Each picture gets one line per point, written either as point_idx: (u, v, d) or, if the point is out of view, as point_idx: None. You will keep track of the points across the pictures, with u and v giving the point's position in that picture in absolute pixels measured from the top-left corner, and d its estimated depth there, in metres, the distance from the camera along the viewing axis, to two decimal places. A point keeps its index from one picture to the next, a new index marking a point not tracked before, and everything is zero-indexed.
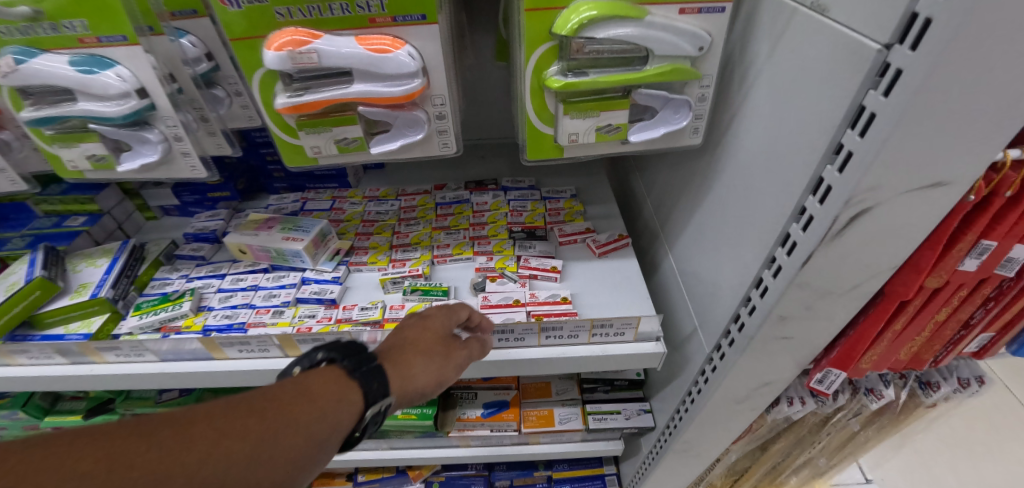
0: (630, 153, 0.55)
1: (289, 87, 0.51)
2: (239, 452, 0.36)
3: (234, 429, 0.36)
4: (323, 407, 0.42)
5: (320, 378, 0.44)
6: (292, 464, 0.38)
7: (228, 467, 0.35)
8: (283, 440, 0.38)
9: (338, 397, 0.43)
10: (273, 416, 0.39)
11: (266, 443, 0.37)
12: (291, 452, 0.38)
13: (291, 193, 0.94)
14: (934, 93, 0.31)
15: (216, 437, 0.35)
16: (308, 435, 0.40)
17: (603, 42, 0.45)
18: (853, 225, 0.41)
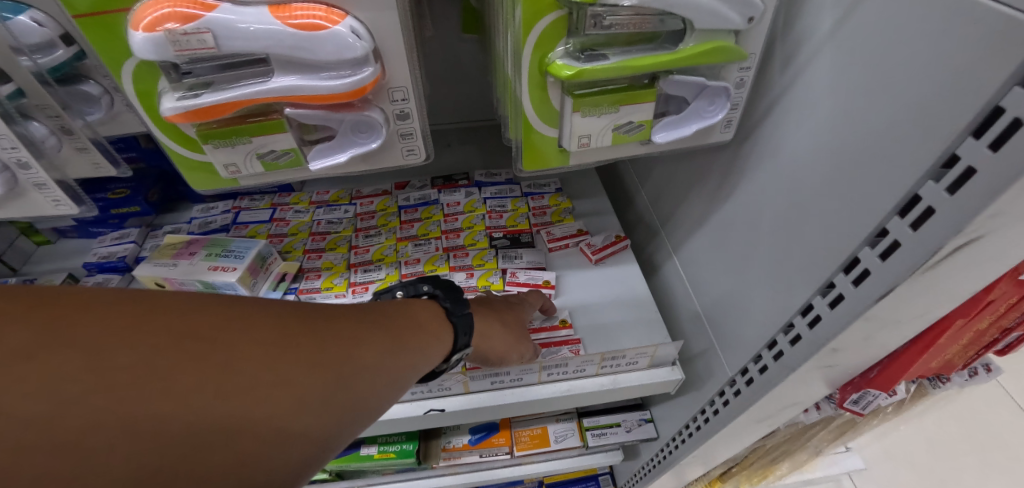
0: (650, 154, 0.44)
1: (183, 84, 0.36)
2: (375, 355, 0.37)
3: (369, 335, 0.38)
4: (430, 330, 0.44)
5: (424, 306, 0.46)
6: (410, 375, 0.40)
7: (368, 367, 0.37)
8: (403, 353, 0.40)
9: (440, 326, 0.45)
10: (393, 334, 0.40)
11: (394, 354, 0.39)
12: (411, 365, 0.40)
13: (220, 202, 0.78)
14: None
15: (357, 339, 0.37)
16: (421, 353, 0.42)
17: (626, 12, 0.33)
18: (954, 256, 0.31)
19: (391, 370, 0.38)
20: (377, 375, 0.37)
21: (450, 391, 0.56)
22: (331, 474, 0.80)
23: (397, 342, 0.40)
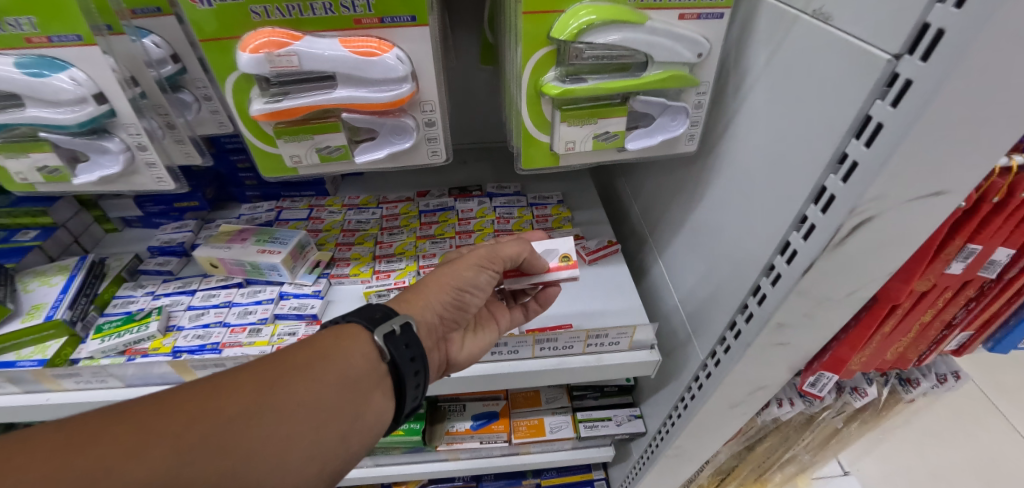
0: (627, 160, 0.54)
1: (267, 92, 0.48)
2: (270, 390, 0.40)
3: (261, 375, 0.40)
4: (337, 346, 0.45)
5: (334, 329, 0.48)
6: (330, 397, 0.42)
7: (265, 402, 0.39)
8: (305, 377, 0.42)
9: (350, 339, 0.47)
10: (289, 362, 0.42)
11: (313, 376, 0.42)
12: (323, 385, 0.42)
13: (264, 202, 0.88)
14: (947, 104, 0.31)
15: (248, 383, 0.39)
16: (346, 366, 0.45)
17: (601, 47, 0.44)
18: (856, 235, 0.40)
19: (301, 398, 0.41)
20: (283, 408, 0.39)
21: None
22: None
23: (297, 368, 0.42)
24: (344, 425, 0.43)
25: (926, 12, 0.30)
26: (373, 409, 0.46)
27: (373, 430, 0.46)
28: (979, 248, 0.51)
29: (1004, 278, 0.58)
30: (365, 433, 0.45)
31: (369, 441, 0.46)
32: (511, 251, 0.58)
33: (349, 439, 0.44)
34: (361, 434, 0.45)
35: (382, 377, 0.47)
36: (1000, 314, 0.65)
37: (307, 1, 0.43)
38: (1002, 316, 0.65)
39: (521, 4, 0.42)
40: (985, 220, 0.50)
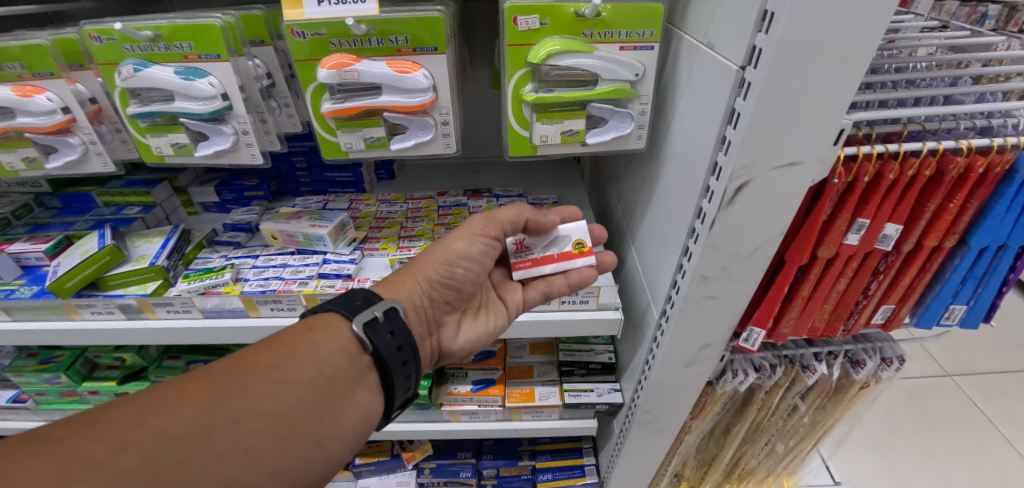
0: (590, 153, 0.72)
1: (333, 97, 0.68)
2: (241, 394, 0.49)
3: (232, 378, 0.50)
4: (310, 347, 0.56)
5: (312, 327, 0.58)
6: (304, 398, 0.53)
7: (236, 405, 0.48)
8: (275, 379, 0.52)
9: (322, 339, 0.57)
10: (263, 365, 0.52)
11: (298, 375, 0.53)
12: (294, 386, 0.52)
13: (314, 196, 1.08)
14: (770, 95, 0.48)
15: (218, 390, 0.49)
16: (326, 366, 0.56)
17: (564, 69, 0.63)
18: (740, 195, 0.56)
19: (274, 399, 0.50)
20: (262, 407, 0.49)
21: None
22: None
23: (271, 369, 0.52)
24: (320, 421, 0.53)
25: (753, 38, 0.48)
26: (348, 406, 0.57)
27: (351, 424, 0.57)
28: (866, 222, 0.66)
29: (901, 251, 0.71)
30: (342, 431, 0.56)
31: (345, 438, 0.56)
32: (509, 216, 0.72)
33: (326, 437, 0.54)
34: (340, 427, 0.56)
35: (359, 373, 0.59)
36: (913, 291, 0.77)
37: (366, 36, 0.65)
38: (916, 292, 0.77)
39: (507, 39, 0.62)
40: (866, 198, 0.65)
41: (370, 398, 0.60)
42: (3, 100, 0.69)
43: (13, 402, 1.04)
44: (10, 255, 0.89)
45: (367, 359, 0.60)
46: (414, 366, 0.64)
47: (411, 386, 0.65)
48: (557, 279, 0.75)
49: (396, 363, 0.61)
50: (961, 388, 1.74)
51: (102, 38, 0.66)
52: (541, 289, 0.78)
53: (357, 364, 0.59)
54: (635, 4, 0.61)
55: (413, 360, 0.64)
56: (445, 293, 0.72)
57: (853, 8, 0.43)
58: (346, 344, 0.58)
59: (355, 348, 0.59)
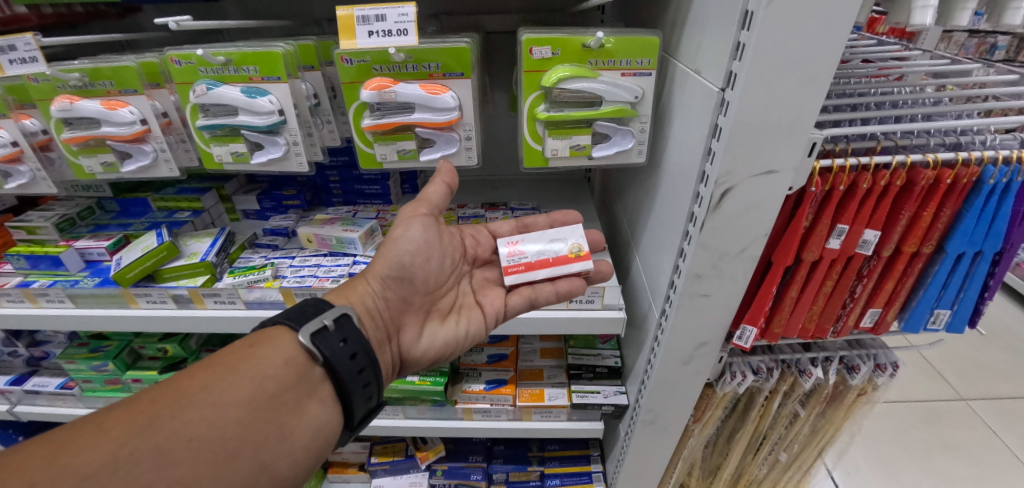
0: (596, 166, 0.81)
1: (372, 114, 0.79)
2: (169, 421, 0.50)
3: (161, 405, 0.51)
4: (250, 364, 0.58)
5: (254, 344, 0.61)
6: (244, 418, 0.54)
7: (162, 434, 0.49)
8: (209, 401, 0.53)
9: (265, 354, 0.59)
10: (197, 388, 0.54)
11: (231, 399, 0.54)
12: (230, 407, 0.54)
13: (345, 206, 1.17)
14: (745, 112, 0.57)
15: (143, 420, 0.50)
16: (262, 388, 0.57)
17: (573, 92, 0.73)
18: (725, 199, 0.65)
19: (208, 423, 0.52)
20: (191, 435, 0.50)
21: None
22: None
23: (205, 391, 0.54)
24: (264, 440, 0.55)
25: (730, 65, 0.58)
26: (297, 423, 0.58)
27: (301, 441, 0.58)
28: (845, 227, 0.73)
29: (881, 256, 0.78)
30: (291, 450, 0.57)
31: (296, 457, 0.58)
32: (435, 193, 0.79)
33: (272, 457, 0.55)
34: (288, 444, 0.57)
35: (303, 390, 0.60)
36: (897, 295, 0.83)
37: (404, 63, 0.75)
38: (900, 296, 0.83)
39: (524, 66, 0.73)
40: (844, 206, 0.73)
41: (322, 412, 0.61)
42: (93, 112, 0.82)
43: (63, 388, 1.17)
44: (76, 250, 1.01)
45: (317, 371, 0.62)
46: (373, 376, 0.66)
47: (372, 396, 0.67)
48: (546, 287, 0.81)
49: (350, 372, 0.63)
50: (977, 413, 1.73)
51: (182, 62, 0.78)
52: (528, 296, 0.83)
53: (305, 377, 0.61)
54: (635, 37, 0.71)
55: (370, 369, 0.65)
56: (400, 293, 0.78)
57: (810, 40, 0.52)
58: (291, 357, 0.61)
59: (303, 359, 0.61)
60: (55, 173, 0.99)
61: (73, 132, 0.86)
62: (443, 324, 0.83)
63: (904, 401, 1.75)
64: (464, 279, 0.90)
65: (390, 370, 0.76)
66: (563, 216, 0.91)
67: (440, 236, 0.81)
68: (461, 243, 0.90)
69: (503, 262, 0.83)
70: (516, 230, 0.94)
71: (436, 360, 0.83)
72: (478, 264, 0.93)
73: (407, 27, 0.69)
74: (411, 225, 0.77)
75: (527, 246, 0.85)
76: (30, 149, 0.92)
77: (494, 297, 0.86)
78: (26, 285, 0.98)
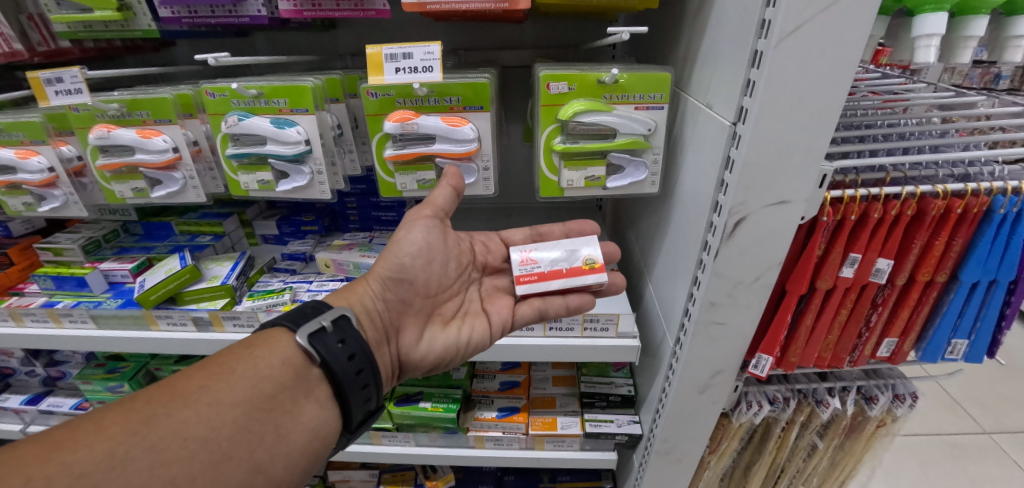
0: (610, 196, 0.83)
1: (395, 144, 0.82)
2: (165, 420, 0.51)
3: (158, 405, 0.52)
4: (247, 364, 0.59)
5: (251, 345, 0.62)
6: (239, 418, 0.55)
7: (158, 433, 0.50)
8: (205, 400, 0.54)
9: (262, 355, 0.61)
10: (193, 388, 0.55)
11: (227, 398, 0.55)
12: (226, 406, 0.54)
13: (361, 231, 1.20)
14: (757, 145, 0.59)
15: (138, 419, 0.50)
16: (258, 389, 0.57)
17: (588, 125, 0.76)
18: (738, 229, 0.66)
19: (203, 422, 0.52)
20: (187, 434, 0.51)
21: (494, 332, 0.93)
22: (392, 425, 1.09)
23: (202, 390, 0.55)
24: (260, 440, 0.55)
25: (741, 101, 0.60)
26: (294, 423, 0.59)
27: (297, 442, 0.59)
28: (857, 256, 0.74)
29: (895, 284, 0.79)
30: (286, 452, 0.58)
31: (291, 458, 0.58)
32: (441, 195, 0.76)
33: (267, 458, 0.55)
34: (284, 445, 0.57)
35: (300, 391, 0.61)
36: (913, 325, 0.83)
37: (426, 97, 0.79)
38: (916, 326, 0.83)
39: (541, 100, 0.76)
40: (856, 234, 0.74)
41: (320, 413, 0.62)
42: (129, 140, 0.86)
43: (75, 409, 1.19)
44: (101, 272, 1.03)
45: (316, 371, 0.63)
46: (371, 377, 0.67)
47: (371, 398, 0.67)
48: (557, 300, 0.83)
49: (348, 373, 0.64)
50: (1001, 447, 1.67)
51: (215, 94, 0.82)
52: (538, 307, 0.84)
53: (303, 378, 0.62)
54: (648, 73, 0.74)
55: (369, 370, 0.66)
56: (400, 295, 0.78)
57: (818, 78, 0.55)
58: (289, 358, 0.62)
59: (301, 360, 0.63)
60: (86, 197, 1.03)
61: (107, 159, 0.90)
62: (444, 329, 0.83)
63: (925, 434, 1.70)
64: (472, 286, 0.91)
65: (388, 373, 0.76)
66: (579, 226, 0.91)
67: (444, 238, 0.83)
68: (472, 249, 0.92)
69: (516, 271, 0.83)
70: (529, 237, 0.94)
71: (436, 366, 0.82)
72: (487, 273, 0.94)
73: (432, 64, 0.73)
74: (413, 226, 0.79)
75: (540, 256, 0.85)
76: (65, 175, 0.96)
77: (502, 306, 0.86)
78: (50, 305, 1.01)
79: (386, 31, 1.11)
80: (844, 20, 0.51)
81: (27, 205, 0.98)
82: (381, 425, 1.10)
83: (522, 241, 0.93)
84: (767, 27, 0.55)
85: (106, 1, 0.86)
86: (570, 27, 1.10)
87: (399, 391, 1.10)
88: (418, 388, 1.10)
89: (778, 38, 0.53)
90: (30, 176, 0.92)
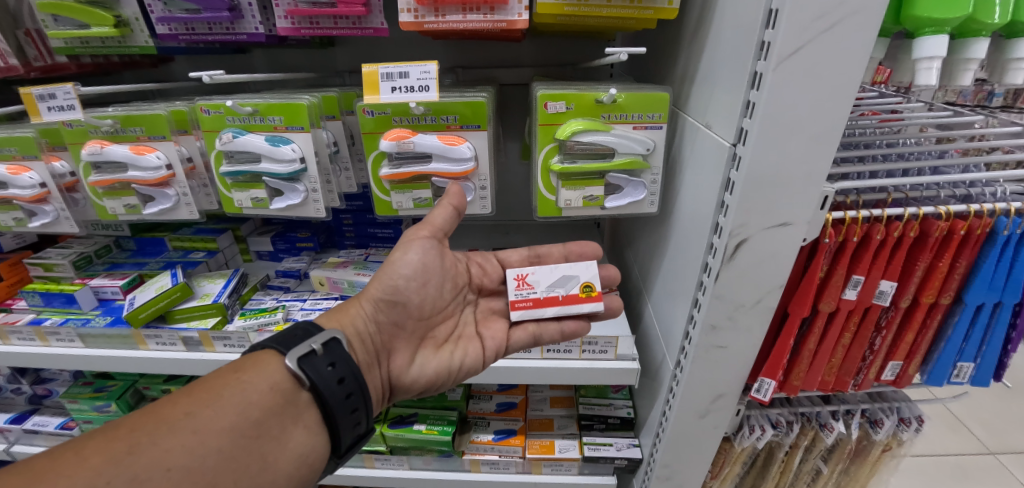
0: (609, 216, 0.82)
1: (391, 163, 0.81)
2: (149, 449, 0.49)
3: (142, 432, 0.50)
4: (234, 390, 0.56)
5: (239, 369, 0.60)
6: (225, 446, 0.53)
7: (140, 463, 0.48)
8: (191, 428, 0.52)
9: (250, 379, 0.58)
10: (179, 414, 0.52)
11: (211, 426, 0.53)
12: (213, 434, 0.52)
13: (357, 248, 1.18)
14: (757, 167, 0.58)
15: (122, 447, 0.48)
16: (245, 416, 0.55)
17: (586, 145, 0.75)
18: (739, 251, 0.65)
19: (189, 450, 0.50)
20: (169, 465, 0.49)
21: None
22: (386, 447, 1.07)
23: (188, 417, 0.52)
24: (246, 469, 0.53)
25: (740, 122, 0.59)
26: (281, 451, 0.57)
27: (285, 470, 0.57)
28: (860, 278, 0.73)
29: (899, 306, 0.77)
30: (273, 479, 0.56)
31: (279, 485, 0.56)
32: (440, 215, 0.75)
33: (253, 487, 0.54)
34: (270, 473, 0.56)
35: (287, 418, 0.58)
36: (918, 347, 0.82)
37: (423, 115, 0.78)
38: (921, 349, 0.82)
39: (539, 119, 0.75)
40: (858, 256, 0.72)
41: (308, 439, 0.60)
42: (122, 156, 0.85)
43: (62, 428, 1.16)
44: (91, 289, 1.01)
45: (305, 395, 0.61)
46: (361, 401, 0.64)
47: (361, 422, 0.65)
48: (552, 326, 0.81)
49: (337, 397, 0.62)
50: (1005, 466, 1.65)
51: (210, 111, 0.82)
52: (532, 332, 0.83)
53: (292, 403, 0.59)
54: (646, 93, 0.73)
55: (358, 394, 0.64)
56: (393, 317, 0.76)
57: (818, 100, 0.54)
58: (277, 382, 0.59)
59: (290, 385, 0.60)
60: (78, 212, 1.01)
61: (99, 175, 0.89)
62: (436, 352, 0.81)
63: (930, 455, 1.67)
64: (466, 308, 0.89)
65: (379, 396, 0.74)
66: (579, 248, 0.89)
67: (441, 258, 0.80)
68: (466, 272, 0.90)
69: (512, 297, 0.81)
70: (527, 260, 0.92)
71: (427, 388, 0.80)
72: (482, 294, 0.92)
73: (428, 83, 0.72)
74: (410, 247, 0.76)
75: (537, 279, 0.82)
76: (57, 190, 0.95)
77: (496, 331, 0.85)
78: (38, 322, 0.99)
79: (385, 49, 1.11)
80: (843, 43, 0.51)
81: (18, 220, 0.97)
82: (374, 448, 1.07)
83: (520, 264, 0.91)
84: (766, 49, 0.54)
85: (103, 18, 0.86)
86: (568, 46, 1.10)
87: (393, 412, 1.08)
88: (413, 410, 1.08)
89: (777, 61, 0.52)
90: (21, 191, 0.91)
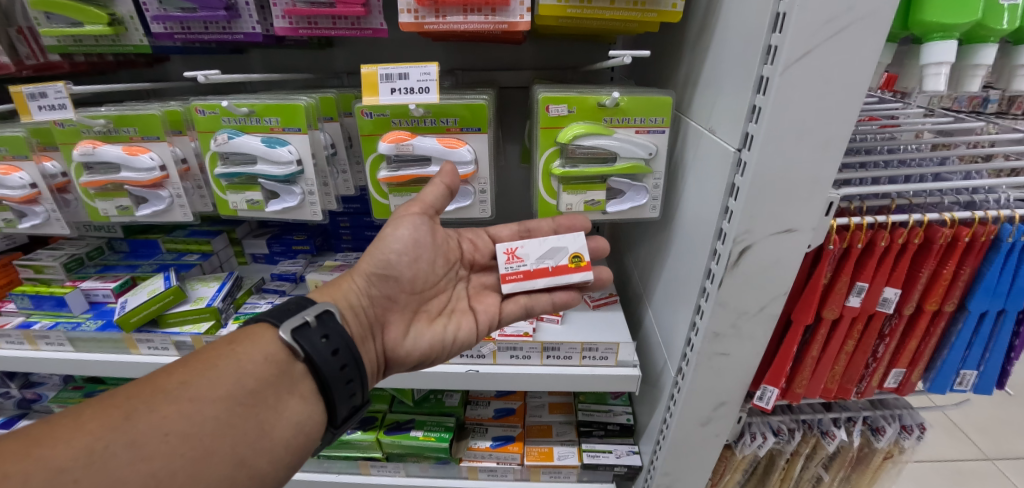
0: (610, 221, 0.82)
1: (389, 165, 0.80)
2: (146, 415, 0.47)
3: (138, 400, 0.48)
4: (229, 360, 0.55)
5: (234, 341, 0.58)
6: (221, 413, 0.50)
7: (138, 428, 0.46)
8: (186, 396, 0.50)
9: (244, 350, 0.57)
10: (174, 383, 0.51)
11: (206, 393, 0.51)
12: (208, 402, 0.50)
13: (354, 251, 1.17)
14: (764, 174, 0.57)
15: (119, 414, 0.47)
16: (238, 383, 0.53)
17: (588, 148, 0.74)
18: (744, 257, 0.64)
19: (185, 417, 0.48)
20: (164, 430, 0.47)
21: (483, 359, 0.90)
22: (382, 454, 1.05)
23: (183, 386, 0.51)
24: (243, 435, 0.51)
25: (745, 127, 0.58)
26: (278, 418, 0.54)
27: (282, 438, 0.54)
28: (865, 285, 0.72)
29: (903, 313, 0.76)
30: (271, 447, 0.53)
31: (277, 454, 0.53)
32: (433, 194, 0.73)
33: (251, 453, 0.51)
34: (268, 441, 0.53)
35: (280, 385, 0.56)
36: (922, 354, 0.81)
37: (422, 118, 0.77)
38: (924, 356, 0.81)
39: (540, 123, 0.74)
40: (863, 263, 0.72)
41: (304, 408, 0.57)
42: (115, 157, 0.83)
43: None
44: (81, 291, 0.99)
45: (300, 367, 0.59)
46: (357, 372, 0.62)
47: (356, 393, 0.63)
48: (543, 297, 0.80)
49: (332, 369, 0.60)
50: (1003, 472, 1.65)
51: (206, 111, 0.80)
52: (523, 304, 0.82)
53: (287, 373, 0.57)
54: (649, 97, 0.72)
55: (353, 365, 0.62)
56: (385, 291, 0.75)
57: (824, 103, 0.53)
58: (272, 353, 0.58)
59: (284, 356, 0.58)
60: (69, 214, 0.99)
61: (92, 176, 0.87)
62: (430, 325, 0.79)
63: (928, 461, 1.67)
64: (459, 283, 0.86)
65: (374, 369, 0.72)
66: (569, 221, 0.81)
67: (433, 234, 0.78)
68: (458, 247, 0.87)
69: (502, 269, 0.80)
70: (518, 233, 0.86)
71: (421, 362, 0.78)
72: (475, 270, 0.90)
73: (429, 85, 0.71)
74: (400, 223, 0.74)
75: (527, 252, 0.81)
76: (48, 190, 0.93)
77: (490, 303, 0.83)
78: (27, 326, 0.96)
79: (384, 50, 1.10)
80: (851, 47, 0.50)
81: (6, 221, 0.95)
82: (370, 454, 1.06)
83: (511, 239, 0.87)
84: (772, 53, 0.54)
85: (97, 16, 0.84)
86: (568, 50, 1.09)
87: (390, 418, 1.06)
88: (410, 416, 1.06)
89: (785, 64, 0.51)
90: (11, 192, 0.89)
